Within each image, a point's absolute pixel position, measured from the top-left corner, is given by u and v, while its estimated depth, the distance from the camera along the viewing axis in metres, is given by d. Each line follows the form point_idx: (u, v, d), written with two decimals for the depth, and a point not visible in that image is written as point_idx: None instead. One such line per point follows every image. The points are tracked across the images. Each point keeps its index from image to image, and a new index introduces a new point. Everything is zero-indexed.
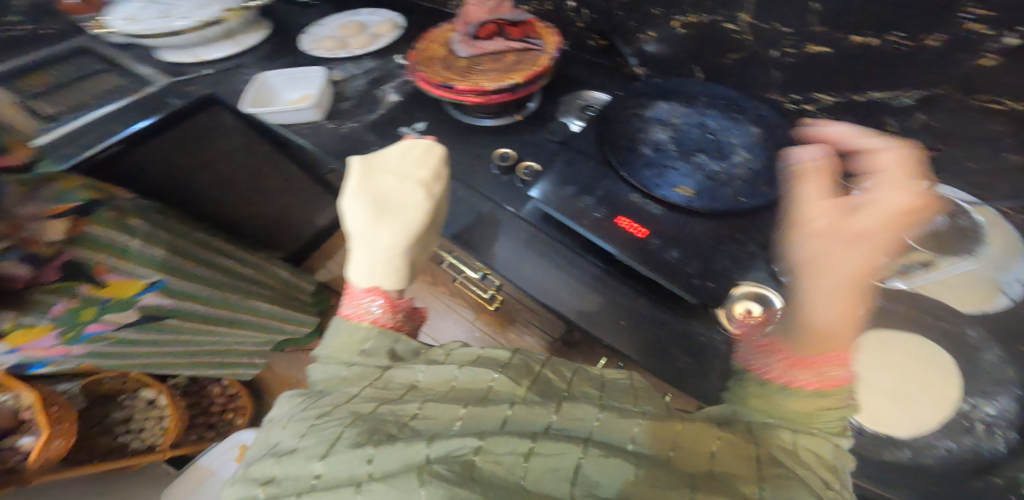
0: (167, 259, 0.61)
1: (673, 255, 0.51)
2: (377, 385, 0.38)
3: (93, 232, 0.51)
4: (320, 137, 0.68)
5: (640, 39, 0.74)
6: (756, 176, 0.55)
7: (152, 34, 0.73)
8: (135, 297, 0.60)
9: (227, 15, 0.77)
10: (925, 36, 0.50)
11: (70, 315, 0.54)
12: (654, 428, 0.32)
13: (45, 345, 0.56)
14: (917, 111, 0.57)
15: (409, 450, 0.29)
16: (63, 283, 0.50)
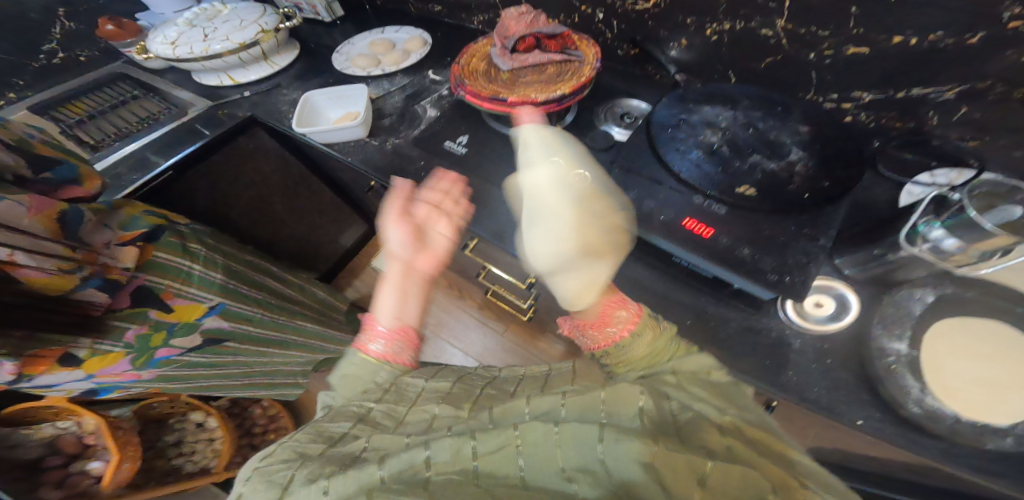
0: (225, 284, 0.71)
1: (743, 251, 0.52)
2: (318, 431, 0.40)
3: (159, 259, 0.61)
4: (369, 156, 0.74)
5: (672, 48, 0.77)
6: (813, 175, 0.56)
7: (193, 56, 0.80)
8: (198, 321, 0.68)
9: (262, 35, 0.84)
10: (966, 34, 0.54)
11: (143, 341, 0.62)
12: (579, 407, 0.36)
13: (120, 371, 0.63)
14: (961, 104, 0.59)
15: (358, 475, 0.32)
16: (136, 309, 0.59)
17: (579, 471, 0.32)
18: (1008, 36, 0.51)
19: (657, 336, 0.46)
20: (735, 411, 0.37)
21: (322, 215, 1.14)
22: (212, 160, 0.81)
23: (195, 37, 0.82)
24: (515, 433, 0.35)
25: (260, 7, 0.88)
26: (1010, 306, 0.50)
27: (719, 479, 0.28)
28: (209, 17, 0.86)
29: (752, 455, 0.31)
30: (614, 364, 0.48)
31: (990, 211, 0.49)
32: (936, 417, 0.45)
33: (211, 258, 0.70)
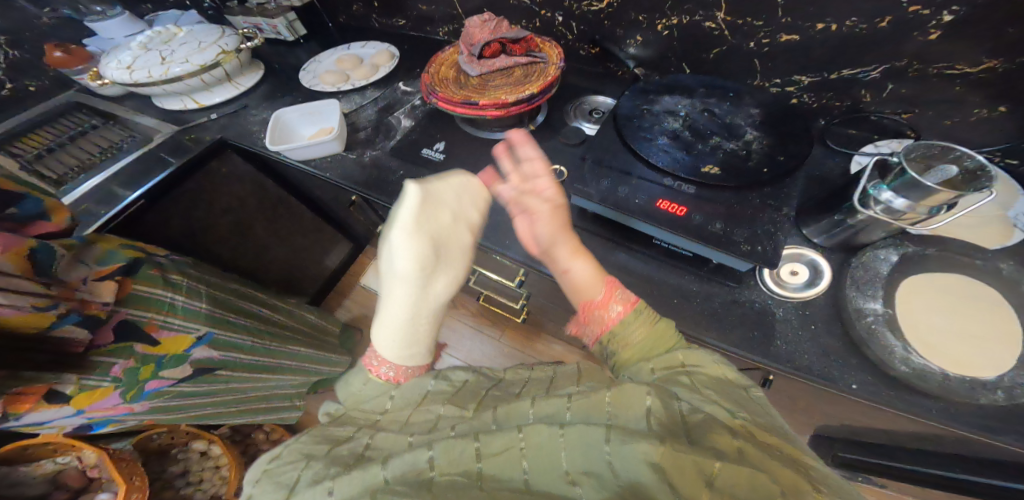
0: (210, 312, 0.73)
1: (717, 226, 0.56)
2: (322, 434, 0.44)
3: (139, 291, 0.62)
4: (347, 169, 0.75)
5: (629, 45, 0.81)
6: (767, 151, 0.61)
7: (153, 79, 0.79)
8: (186, 352, 0.70)
9: (224, 56, 0.84)
10: (878, 18, 0.61)
11: (132, 375, 0.63)
12: (582, 410, 0.37)
13: (111, 405, 0.64)
14: (886, 82, 0.67)
15: (364, 475, 0.35)
16: (121, 343, 0.61)
17: (584, 475, 0.33)
18: (911, 19, 0.59)
19: (653, 318, 0.50)
20: (740, 404, 0.38)
21: (305, 238, 1.14)
22: (186, 187, 0.79)
23: (152, 61, 0.80)
24: (518, 435, 0.36)
25: (218, 29, 0.87)
26: (964, 258, 0.55)
27: (726, 480, 0.30)
28: (165, 40, 0.84)
29: (763, 457, 0.32)
30: (622, 353, 0.50)
31: (931, 171, 0.54)
32: (924, 376, 0.49)
33: (194, 289, 0.71)
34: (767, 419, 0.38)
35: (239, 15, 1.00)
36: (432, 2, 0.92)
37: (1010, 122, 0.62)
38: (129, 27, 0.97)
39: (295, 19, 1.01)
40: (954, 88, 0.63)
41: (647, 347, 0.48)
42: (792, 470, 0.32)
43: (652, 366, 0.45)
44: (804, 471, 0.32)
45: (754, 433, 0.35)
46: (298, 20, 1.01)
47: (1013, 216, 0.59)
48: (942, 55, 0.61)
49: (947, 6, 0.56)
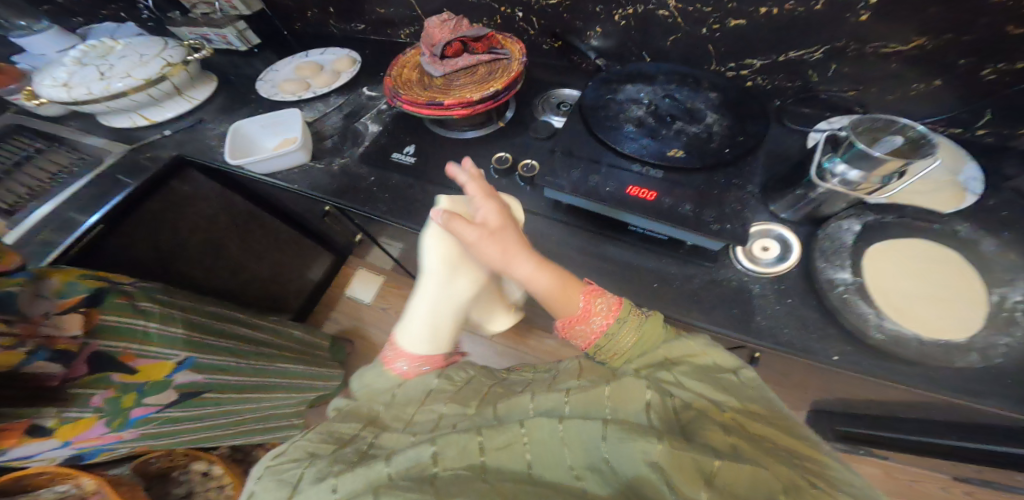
0: (189, 337, 0.71)
1: (686, 209, 0.57)
2: (328, 432, 0.43)
3: (110, 322, 0.60)
4: (315, 179, 0.74)
5: (590, 36, 0.82)
6: (727, 132, 0.63)
7: (93, 96, 0.76)
8: (167, 378, 0.69)
9: (169, 69, 0.82)
10: (813, 1, 0.63)
11: (114, 404, 0.63)
12: (582, 404, 0.37)
13: (98, 434, 0.64)
14: (830, 62, 0.70)
15: (366, 472, 0.35)
16: (96, 374, 0.60)
17: (588, 470, 0.33)
18: (843, 0, 0.62)
19: (640, 322, 0.48)
20: (747, 403, 0.38)
21: (282, 253, 1.11)
22: (148, 209, 0.76)
23: (89, 76, 0.77)
24: (522, 430, 0.36)
25: (158, 40, 0.84)
26: (923, 224, 0.59)
27: (726, 479, 0.29)
28: (101, 54, 0.81)
29: (761, 454, 0.31)
30: (609, 361, 0.48)
31: (877, 144, 0.57)
32: (899, 342, 0.51)
33: (169, 314, 0.69)
34: (774, 418, 0.38)
35: (183, 25, 0.97)
36: (390, 5, 0.91)
37: (948, 90, 0.65)
38: (59, 41, 0.93)
39: (244, 30, 0.99)
40: (890, 66, 0.67)
41: (637, 350, 0.46)
42: (802, 471, 0.31)
43: (636, 366, 0.45)
44: (818, 474, 0.31)
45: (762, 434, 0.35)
46: (248, 31, 1.00)
47: (963, 180, 0.63)
48: (877, 33, 0.64)
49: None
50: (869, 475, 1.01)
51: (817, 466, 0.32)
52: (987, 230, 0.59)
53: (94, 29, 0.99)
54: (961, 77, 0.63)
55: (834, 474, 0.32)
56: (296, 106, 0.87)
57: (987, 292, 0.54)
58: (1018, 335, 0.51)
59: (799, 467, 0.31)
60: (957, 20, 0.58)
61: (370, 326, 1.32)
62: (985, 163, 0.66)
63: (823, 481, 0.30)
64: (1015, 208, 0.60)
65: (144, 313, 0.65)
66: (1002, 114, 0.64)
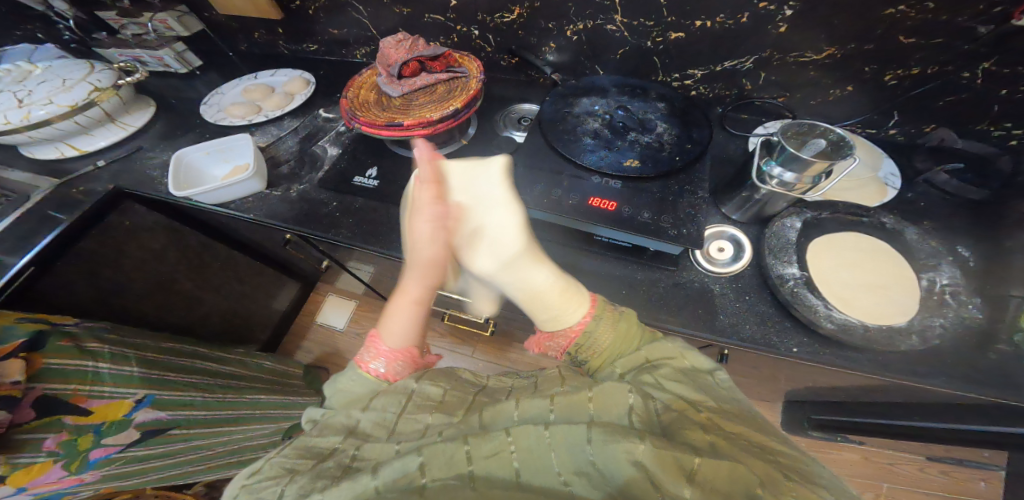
0: (145, 374, 0.69)
1: (645, 216, 0.60)
2: (306, 446, 0.42)
3: (54, 365, 0.58)
4: (271, 205, 0.71)
5: (545, 52, 0.84)
6: (677, 140, 0.66)
7: (11, 125, 0.70)
8: (127, 418, 0.65)
9: (99, 94, 0.77)
10: (739, 15, 0.68)
11: (69, 447, 0.60)
12: (566, 410, 0.37)
13: (55, 479, 0.60)
14: (761, 71, 0.75)
15: (353, 484, 0.35)
16: (46, 418, 0.57)
17: (575, 475, 0.33)
18: (763, 14, 0.67)
19: (616, 320, 0.50)
20: (728, 401, 0.40)
21: (242, 283, 1.05)
22: (84, 245, 0.70)
23: (6, 104, 0.71)
24: (507, 438, 0.35)
25: (85, 63, 0.79)
26: (858, 219, 0.64)
27: (705, 475, 0.30)
28: (17, 79, 0.75)
29: (736, 451, 0.33)
30: (591, 362, 0.49)
31: (804, 146, 0.61)
32: (847, 330, 0.55)
33: (119, 353, 0.66)
34: (754, 416, 0.39)
35: (111, 47, 0.92)
36: (342, 25, 0.90)
37: (866, 94, 0.72)
38: None
39: (183, 51, 0.95)
40: (810, 73, 0.73)
41: (614, 350, 0.48)
42: (780, 470, 0.32)
43: (619, 370, 0.46)
44: (801, 473, 0.32)
45: (750, 437, 0.35)
46: (187, 52, 0.95)
47: (883, 177, 0.69)
48: (798, 44, 0.69)
49: (786, 2, 0.64)
50: (844, 459, 1.06)
51: (795, 462, 0.34)
52: (913, 222, 0.65)
53: (8, 49, 0.89)
54: (874, 83, 0.70)
55: (814, 472, 0.33)
56: (246, 130, 0.84)
57: (917, 279, 0.59)
58: (949, 315, 0.55)
59: (780, 464, 0.32)
60: (863, 32, 0.65)
61: (344, 352, 1.28)
62: (902, 159, 0.73)
63: (806, 479, 0.31)
64: (931, 199, 0.67)
65: (93, 353, 0.62)
66: (911, 113, 0.71)
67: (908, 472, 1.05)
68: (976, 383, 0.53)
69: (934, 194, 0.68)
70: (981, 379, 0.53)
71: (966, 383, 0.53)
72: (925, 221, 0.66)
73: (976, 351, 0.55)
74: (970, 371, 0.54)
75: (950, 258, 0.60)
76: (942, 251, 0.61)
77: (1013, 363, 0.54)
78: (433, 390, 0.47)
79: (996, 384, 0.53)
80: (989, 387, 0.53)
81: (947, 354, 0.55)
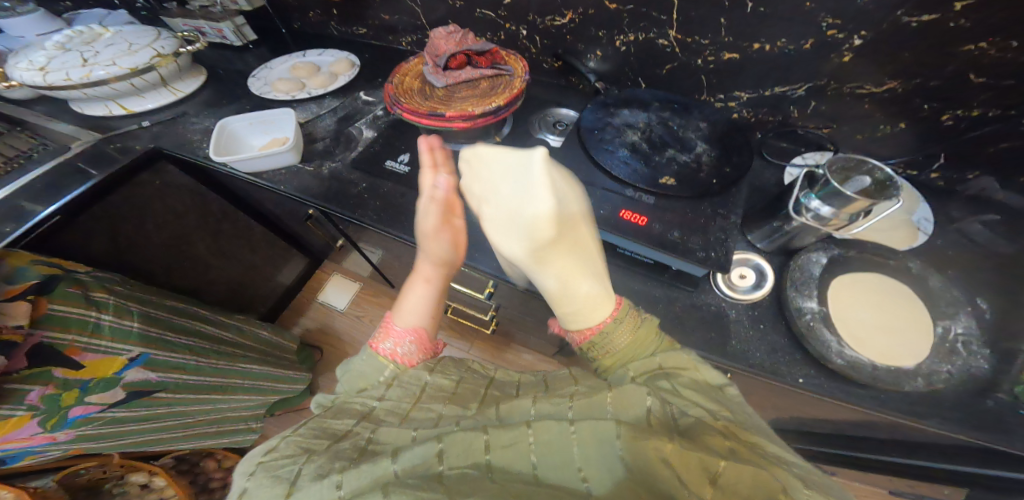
0: (144, 331, 0.69)
1: (674, 235, 0.60)
2: (322, 427, 0.42)
3: (56, 311, 0.58)
4: (303, 179, 0.71)
5: (590, 59, 0.84)
6: (717, 161, 0.66)
7: (72, 82, 0.70)
8: (118, 375, 0.66)
9: (159, 60, 0.77)
10: (801, 40, 0.68)
11: (52, 401, 0.60)
12: (585, 409, 0.37)
13: (28, 435, 0.60)
14: (810, 100, 0.75)
15: (373, 469, 0.34)
16: (36, 369, 0.57)
17: (596, 472, 0.33)
18: (829, 41, 0.67)
19: (636, 324, 0.49)
20: (744, 412, 0.40)
21: (254, 253, 1.06)
22: (111, 202, 0.71)
23: (71, 62, 0.71)
24: (528, 430, 0.35)
25: (152, 30, 0.80)
26: (883, 259, 0.64)
27: (730, 478, 0.30)
28: (86, 41, 0.76)
29: (757, 457, 0.32)
30: (604, 361, 0.49)
31: (848, 181, 0.61)
32: (857, 366, 0.55)
33: (123, 307, 0.67)
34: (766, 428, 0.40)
35: (177, 17, 0.93)
36: (394, 11, 0.90)
37: (915, 132, 0.72)
38: (42, 26, 0.86)
39: (242, 25, 0.95)
40: (863, 107, 0.72)
41: (628, 353, 0.48)
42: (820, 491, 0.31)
43: (632, 373, 0.45)
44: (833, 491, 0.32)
45: (784, 457, 0.35)
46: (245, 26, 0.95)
47: (916, 221, 0.69)
48: (856, 75, 0.69)
49: (857, 31, 0.64)
50: None
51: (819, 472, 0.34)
52: (938, 269, 0.65)
53: (82, 13, 0.94)
54: (927, 122, 0.70)
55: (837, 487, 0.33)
56: (285, 104, 0.84)
57: (933, 325, 0.59)
58: (958, 363, 0.55)
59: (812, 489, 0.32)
60: (928, 67, 0.64)
61: (345, 331, 1.28)
62: (936, 205, 0.73)
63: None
64: (959, 249, 0.67)
65: (96, 301, 0.63)
66: (956, 158, 0.71)
67: None
68: (979, 433, 0.53)
69: (964, 244, 0.67)
70: (985, 429, 0.54)
71: (971, 432, 0.53)
72: (951, 269, 0.66)
73: (985, 401, 0.55)
74: (976, 422, 0.54)
75: (971, 308, 0.60)
76: (966, 302, 0.61)
77: (1019, 418, 0.54)
78: (444, 383, 0.48)
79: (999, 436, 0.53)
80: (992, 439, 0.53)
81: (955, 403, 0.55)
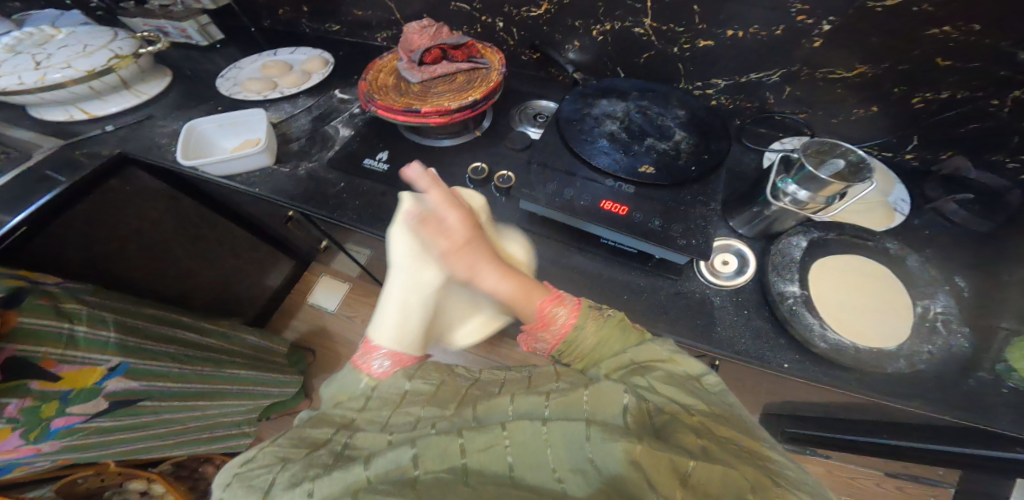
0: (123, 340, 0.67)
1: (655, 223, 0.60)
2: (300, 436, 0.41)
3: (27, 324, 0.57)
4: (279, 181, 0.70)
5: (568, 50, 0.84)
6: (695, 148, 0.66)
7: (25, 86, 0.68)
8: (98, 385, 0.64)
9: (118, 62, 0.75)
10: (774, 26, 0.68)
11: (32, 414, 0.58)
12: (562, 407, 0.37)
13: (10, 447, 0.58)
14: (786, 85, 0.75)
15: (344, 475, 0.34)
16: (12, 382, 0.55)
17: (570, 472, 0.33)
18: (801, 27, 0.67)
19: (600, 324, 0.49)
20: (724, 404, 0.40)
21: (238, 258, 1.04)
22: (80, 210, 0.69)
23: (23, 65, 0.69)
24: (503, 433, 0.35)
25: (110, 31, 0.77)
26: (861, 241, 0.64)
27: (700, 476, 0.30)
28: (40, 43, 0.73)
29: (729, 456, 0.33)
30: (576, 363, 0.49)
31: (824, 165, 0.61)
32: (838, 348, 0.56)
33: (98, 316, 0.65)
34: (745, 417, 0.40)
35: (138, 17, 0.91)
36: (368, 7, 0.88)
37: (888, 115, 0.73)
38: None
39: (208, 25, 0.93)
40: (837, 91, 0.73)
41: (598, 352, 0.48)
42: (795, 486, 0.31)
43: (605, 370, 0.45)
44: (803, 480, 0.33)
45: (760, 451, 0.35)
46: (211, 26, 0.93)
47: (892, 202, 0.70)
48: (828, 60, 0.69)
49: (825, 17, 0.64)
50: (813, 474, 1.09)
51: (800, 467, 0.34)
52: (915, 248, 0.66)
53: (40, 16, 0.91)
54: (900, 104, 0.70)
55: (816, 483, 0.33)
56: (259, 105, 0.82)
57: (911, 305, 0.60)
58: (937, 342, 0.56)
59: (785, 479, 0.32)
60: (898, 50, 0.64)
61: (334, 333, 1.26)
62: (912, 185, 0.74)
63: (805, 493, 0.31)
64: (935, 228, 0.68)
65: (68, 313, 0.62)
66: (929, 139, 0.72)
67: (866, 485, 1.07)
68: (953, 407, 0.55)
69: (939, 223, 0.68)
70: (958, 403, 0.55)
71: (946, 406, 0.55)
72: (926, 248, 0.67)
73: (960, 376, 0.56)
74: (950, 396, 0.55)
75: (946, 286, 0.61)
76: (941, 280, 0.62)
77: (992, 391, 0.55)
78: (424, 387, 0.47)
79: (972, 410, 0.54)
80: (965, 413, 0.54)
81: (930, 379, 0.56)
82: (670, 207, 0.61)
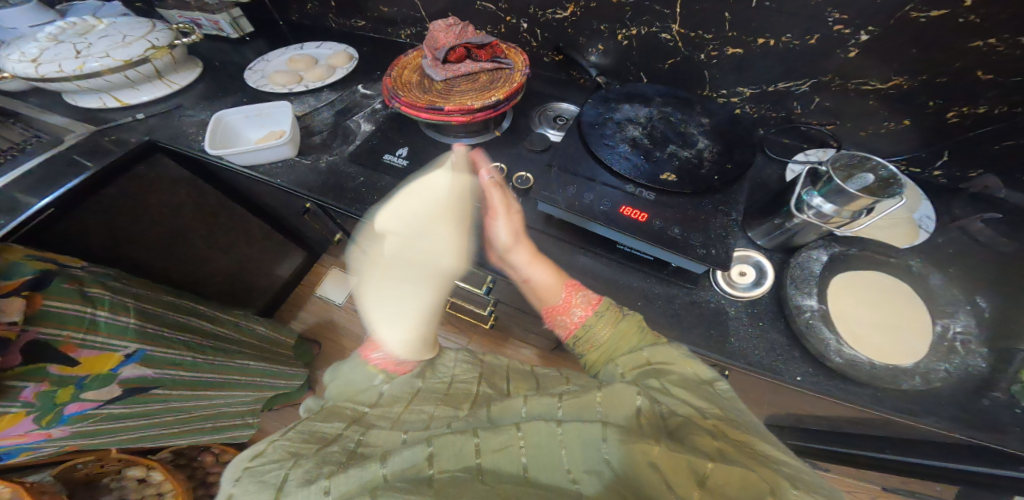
0: (141, 328, 0.68)
1: (674, 231, 0.59)
2: (311, 431, 0.41)
3: (51, 308, 0.58)
4: (300, 173, 0.71)
5: (592, 53, 0.83)
6: (718, 157, 0.65)
7: (64, 74, 0.69)
8: (113, 372, 0.65)
9: (154, 52, 0.76)
10: (806, 36, 0.67)
11: (47, 398, 0.59)
12: (575, 409, 0.37)
13: (22, 432, 0.59)
14: (813, 95, 0.74)
15: (361, 473, 0.33)
16: (30, 366, 0.56)
17: (585, 473, 0.33)
18: (834, 37, 0.66)
19: (618, 318, 0.51)
20: (736, 407, 0.40)
21: (253, 247, 1.06)
22: (106, 195, 0.70)
23: (65, 53, 0.70)
24: (517, 433, 0.35)
25: (146, 21, 0.78)
26: (884, 258, 0.63)
27: (716, 480, 0.30)
28: (78, 32, 0.75)
29: (746, 456, 0.32)
30: (590, 355, 0.52)
31: (851, 179, 0.60)
32: (856, 365, 0.55)
33: (119, 302, 0.66)
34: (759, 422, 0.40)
35: (172, 8, 0.92)
36: (394, 4, 0.89)
37: (917, 130, 0.71)
38: (35, 17, 0.85)
39: (237, 17, 0.94)
40: (866, 103, 0.72)
41: (614, 345, 0.50)
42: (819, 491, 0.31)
43: (621, 369, 0.46)
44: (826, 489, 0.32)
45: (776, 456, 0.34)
46: (241, 18, 0.94)
47: (918, 218, 0.69)
48: (859, 71, 0.68)
49: (862, 27, 0.63)
50: None
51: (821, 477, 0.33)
52: (939, 267, 0.65)
53: (76, 4, 0.93)
54: (931, 118, 0.69)
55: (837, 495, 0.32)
56: (283, 98, 0.83)
57: (933, 324, 0.58)
58: (956, 362, 0.55)
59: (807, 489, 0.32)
60: (933, 63, 0.63)
61: (343, 326, 1.27)
62: (938, 202, 0.72)
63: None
64: (961, 247, 0.66)
65: (92, 297, 0.63)
66: (959, 155, 0.70)
67: None
68: (975, 430, 0.53)
69: (966, 242, 0.67)
70: (980, 426, 0.53)
71: (967, 429, 0.53)
72: (952, 267, 0.65)
73: (982, 398, 0.55)
74: (971, 419, 0.54)
75: (971, 306, 0.60)
76: (965, 300, 0.61)
77: (1016, 416, 0.54)
78: (435, 385, 0.47)
79: (994, 435, 0.53)
80: (986, 436, 0.53)
81: (951, 400, 0.55)
82: (689, 215, 0.61)
